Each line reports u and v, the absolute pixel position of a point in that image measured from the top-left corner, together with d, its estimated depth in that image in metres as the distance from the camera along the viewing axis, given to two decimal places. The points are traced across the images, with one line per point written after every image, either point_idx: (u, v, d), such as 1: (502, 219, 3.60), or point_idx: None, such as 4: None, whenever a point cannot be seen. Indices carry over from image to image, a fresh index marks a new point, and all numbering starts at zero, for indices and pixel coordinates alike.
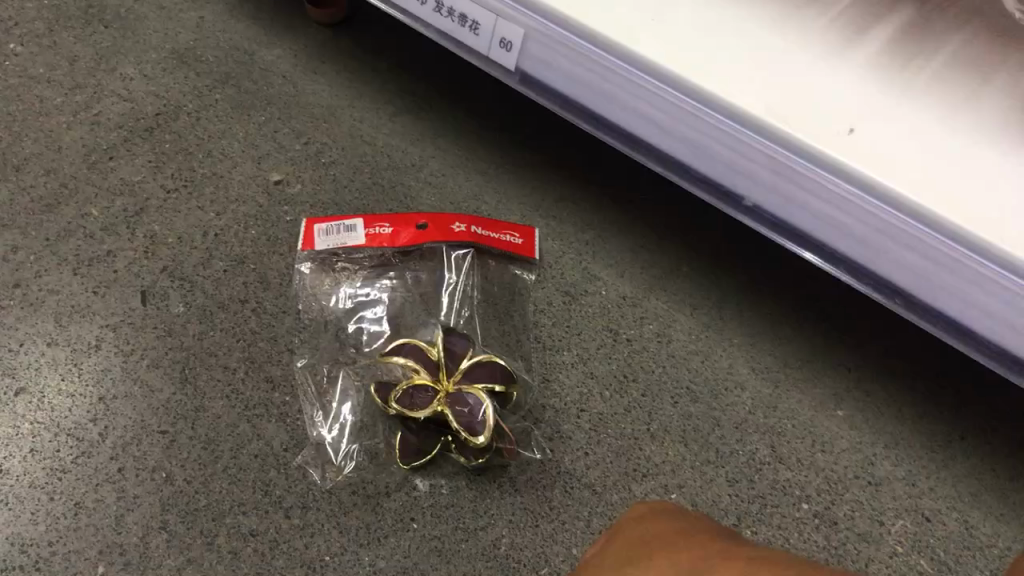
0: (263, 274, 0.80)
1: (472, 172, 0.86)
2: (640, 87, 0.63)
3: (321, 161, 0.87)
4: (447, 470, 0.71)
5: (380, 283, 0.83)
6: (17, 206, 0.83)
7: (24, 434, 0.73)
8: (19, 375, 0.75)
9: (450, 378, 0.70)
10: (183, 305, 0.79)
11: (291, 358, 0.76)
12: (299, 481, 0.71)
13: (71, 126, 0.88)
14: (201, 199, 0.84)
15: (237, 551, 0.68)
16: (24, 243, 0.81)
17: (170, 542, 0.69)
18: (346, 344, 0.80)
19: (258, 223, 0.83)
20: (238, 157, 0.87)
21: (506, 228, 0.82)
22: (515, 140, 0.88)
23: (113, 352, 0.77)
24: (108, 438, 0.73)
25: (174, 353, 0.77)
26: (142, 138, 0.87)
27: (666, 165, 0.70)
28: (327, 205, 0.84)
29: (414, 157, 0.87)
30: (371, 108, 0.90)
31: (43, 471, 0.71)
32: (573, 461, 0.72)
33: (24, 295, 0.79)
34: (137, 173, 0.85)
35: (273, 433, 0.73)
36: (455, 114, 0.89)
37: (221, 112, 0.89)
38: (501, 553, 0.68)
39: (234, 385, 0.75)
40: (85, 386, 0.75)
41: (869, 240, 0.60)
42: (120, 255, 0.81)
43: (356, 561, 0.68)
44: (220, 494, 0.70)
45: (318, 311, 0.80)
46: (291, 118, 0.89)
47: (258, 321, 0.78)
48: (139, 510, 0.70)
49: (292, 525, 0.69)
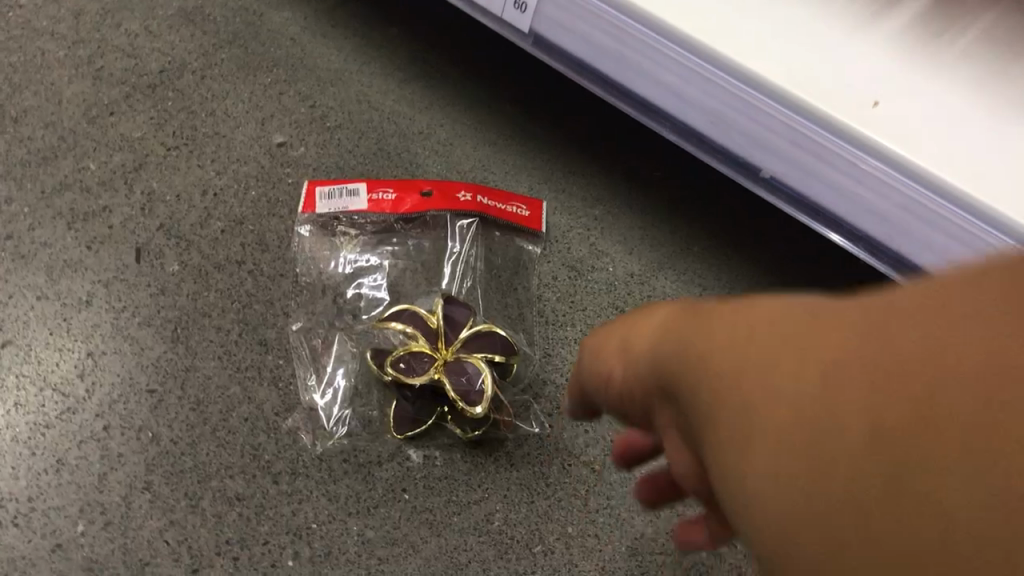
0: (261, 236, 0.78)
1: (481, 143, 0.84)
2: (659, 53, 0.60)
3: (326, 126, 0.84)
4: (442, 442, 0.69)
5: (381, 250, 0.81)
6: (13, 157, 0.81)
7: (9, 387, 0.71)
8: (6, 327, 0.73)
9: (450, 348, 0.68)
10: (178, 263, 0.77)
11: (286, 321, 0.74)
12: (289, 447, 0.69)
13: (72, 80, 0.85)
14: (201, 158, 0.82)
15: (222, 514, 0.66)
16: (19, 195, 0.79)
17: (154, 504, 0.67)
18: (344, 310, 0.79)
19: (260, 184, 0.81)
20: (242, 117, 0.84)
21: (513, 199, 0.80)
22: (526, 111, 0.85)
23: (104, 309, 0.74)
24: (95, 395, 0.71)
25: (167, 312, 0.74)
26: (145, 95, 0.85)
27: (681, 134, 0.67)
28: (330, 169, 0.82)
29: (422, 125, 0.85)
30: (380, 74, 0.87)
31: (27, 426, 0.69)
32: (572, 437, 0.70)
33: (16, 247, 0.77)
34: (138, 129, 0.83)
35: (265, 397, 0.71)
36: (465, 83, 0.87)
37: (226, 71, 0.86)
38: (494, 528, 0.66)
39: (227, 347, 0.73)
40: (74, 342, 0.73)
41: (890, 220, 0.57)
42: (116, 211, 0.79)
43: (344, 530, 0.66)
44: (207, 457, 0.68)
45: (317, 275, 0.78)
46: (297, 81, 0.86)
47: (254, 284, 0.76)
48: (123, 470, 0.68)
49: (279, 491, 0.67)
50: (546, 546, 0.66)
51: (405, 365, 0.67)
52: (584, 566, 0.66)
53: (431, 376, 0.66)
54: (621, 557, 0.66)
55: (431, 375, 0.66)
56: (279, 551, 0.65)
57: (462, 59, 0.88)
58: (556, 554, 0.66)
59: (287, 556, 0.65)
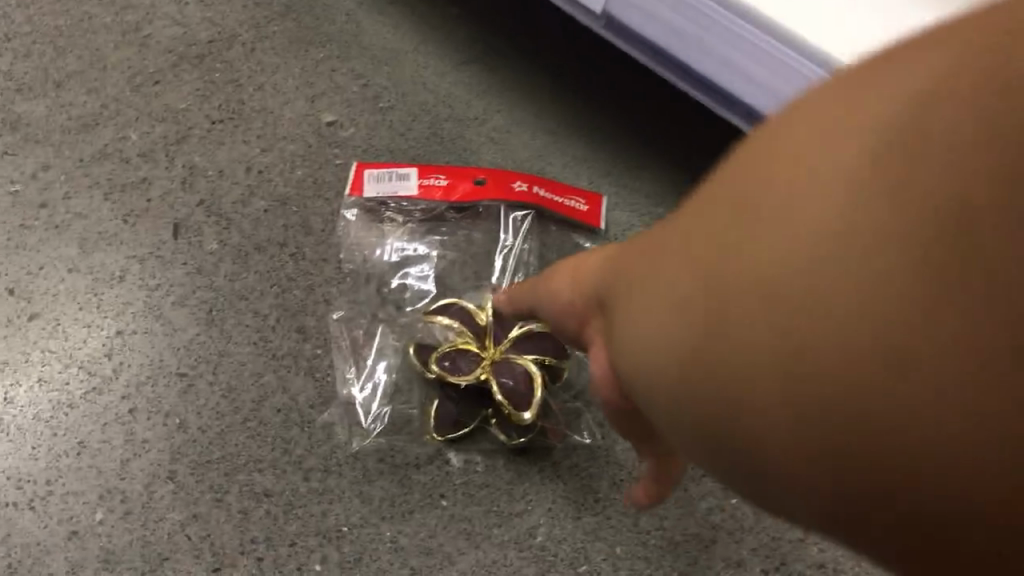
0: (305, 219, 0.74)
1: (540, 132, 0.80)
2: None
3: (378, 106, 0.80)
4: (485, 446, 0.65)
5: (430, 240, 0.76)
6: (53, 123, 0.77)
7: (34, 361, 0.67)
8: (35, 299, 0.70)
9: (498, 348, 0.64)
10: (217, 242, 0.73)
11: (327, 309, 0.70)
12: (323, 442, 0.65)
13: (118, 46, 0.82)
14: (247, 134, 0.78)
15: (248, 511, 0.63)
16: (56, 162, 0.75)
17: (177, 495, 0.63)
18: (387, 301, 0.73)
19: (306, 163, 0.77)
20: (291, 93, 0.80)
21: (572, 192, 0.76)
22: (590, 103, 0.81)
23: (137, 286, 0.71)
24: (122, 375, 0.67)
25: (203, 292, 0.71)
26: (192, 65, 0.81)
27: None
28: (381, 151, 0.78)
29: (478, 110, 0.81)
30: (437, 55, 0.83)
31: (49, 403, 0.66)
32: (624, 450, 0.65)
33: (50, 216, 0.73)
34: (183, 101, 0.79)
35: (300, 387, 0.67)
36: (525, 68, 0.82)
37: (277, 45, 0.83)
38: (536, 544, 0.62)
39: (263, 332, 0.69)
40: (104, 318, 0.69)
41: None
42: (155, 184, 0.75)
43: (376, 535, 0.62)
44: (236, 448, 0.64)
45: (361, 262, 0.73)
46: (350, 58, 0.82)
47: (295, 268, 0.72)
48: (146, 457, 0.64)
49: (310, 489, 0.63)
50: (591, 566, 0.61)
51: (448, 363, 0.63)
52: None
53: (476, 376, 0.62)
54: None
55: (474, 375, 0.62)
56: (307, 554, 0.61)
57: (521, 43, 0.83)
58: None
59: (315, 559, 0.61)
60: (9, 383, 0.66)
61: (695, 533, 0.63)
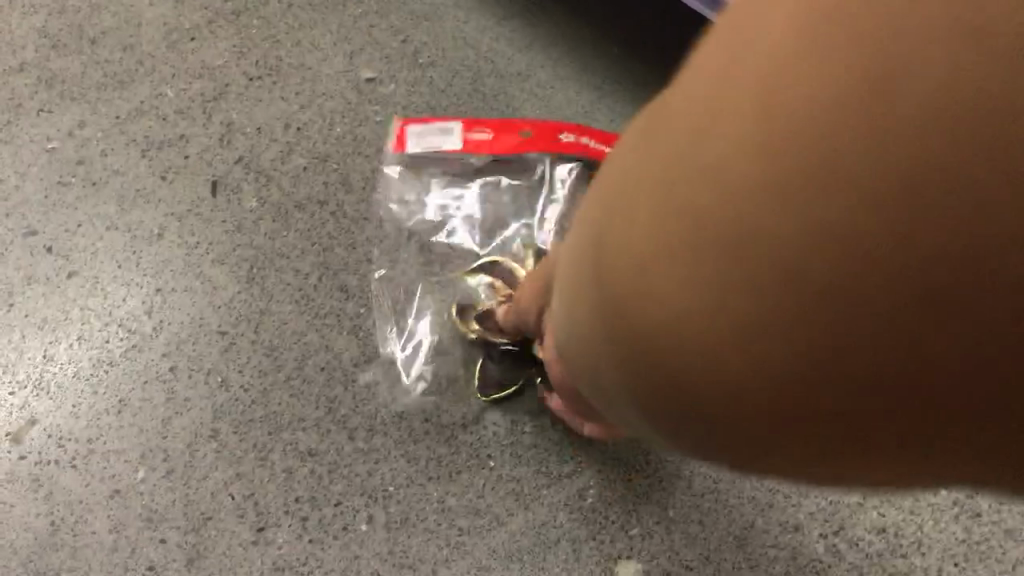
0: (346, 176, 0.73)
1: (585, 87, 0.78)
2: None
3: (418, 61, 0.78)
4: (533, 407, 0.63)
5: (482, 179, 0.74)
6: (89, 79, 0.75)
7: (73, 319, 0.66)
8: (73, 257, 0.69)
9: None
10: (257, 200, 0.71)
11: (369, 268, 0.69)
12: (367, 402, 0.63)
13: (153, 3, 0.78)
14: (285, 90, 0.76)
15: (292, 470, 0.62)
16: (92, 119, 0.74)
17: (219, 454, 0.62)
18: (430, 263, 0.71)
19: (346, 120, 0.75)
20: (329, 49, 0.78)
21: (621, 142, 0.72)
22: (637, 57, 0.78)
23: (176, 243, 0.69)
24: (162, 334, 0.66)
25: (243, 250, 0.69)
26: (228, 21, 0.78)
27: None
28: (422, 108, 0.77)
29: (521, 65, 0.78)
30: (479, 9, 0.80)
31: (89, 361, 0.65)
32: None
33: (88, 172, 0.72)
34: (219, 57, 0.77)
35: (343, 346, 0.65)
36: (570, 22, 0.79)
37: (315, 0, 0.79)
38: (586, 506, 0.61)
39: (305, 291, 0.67)
40: (143, 276, 0.68)
41: None
42: (193, 141, 0.74)
43: (423, 496, 0.61)
44: (279, 407, 0.63)
45: (402, 220, 0.71)
46: (390, 13, 0.79)
47: (336, 226, 0.70)
48: (188, 416, 0.63)
49: (355, 449, 0.62)
50: (643, 529, 0.60)
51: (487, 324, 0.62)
52: (685, 555, 0.60)
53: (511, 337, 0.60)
54: (727, 548, 0.60)
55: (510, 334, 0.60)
56: (353, 514, 0.61)
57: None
58: (656, 539, 0.60)
59: (361, 520, 0.61)
60: (49, 341, 0.66)
61: (751, 497, 0.61)
